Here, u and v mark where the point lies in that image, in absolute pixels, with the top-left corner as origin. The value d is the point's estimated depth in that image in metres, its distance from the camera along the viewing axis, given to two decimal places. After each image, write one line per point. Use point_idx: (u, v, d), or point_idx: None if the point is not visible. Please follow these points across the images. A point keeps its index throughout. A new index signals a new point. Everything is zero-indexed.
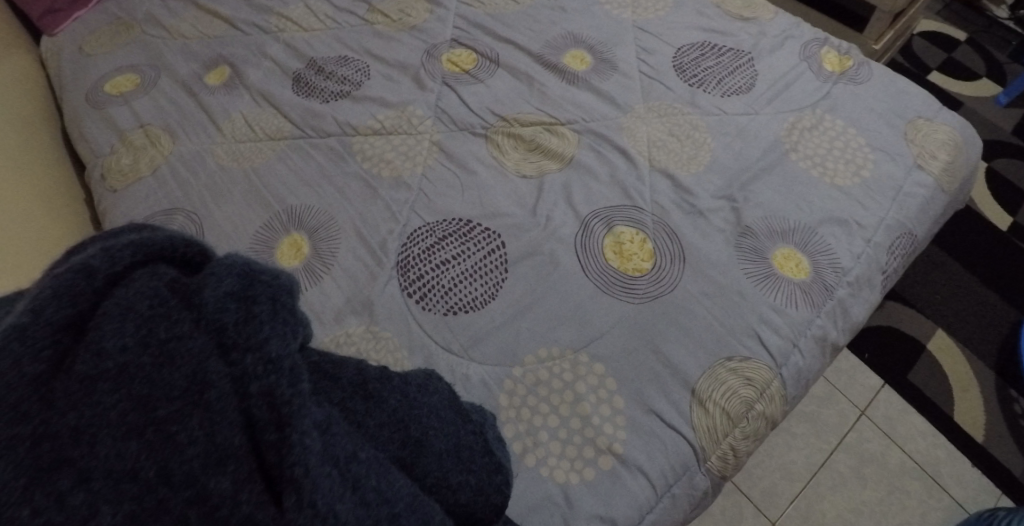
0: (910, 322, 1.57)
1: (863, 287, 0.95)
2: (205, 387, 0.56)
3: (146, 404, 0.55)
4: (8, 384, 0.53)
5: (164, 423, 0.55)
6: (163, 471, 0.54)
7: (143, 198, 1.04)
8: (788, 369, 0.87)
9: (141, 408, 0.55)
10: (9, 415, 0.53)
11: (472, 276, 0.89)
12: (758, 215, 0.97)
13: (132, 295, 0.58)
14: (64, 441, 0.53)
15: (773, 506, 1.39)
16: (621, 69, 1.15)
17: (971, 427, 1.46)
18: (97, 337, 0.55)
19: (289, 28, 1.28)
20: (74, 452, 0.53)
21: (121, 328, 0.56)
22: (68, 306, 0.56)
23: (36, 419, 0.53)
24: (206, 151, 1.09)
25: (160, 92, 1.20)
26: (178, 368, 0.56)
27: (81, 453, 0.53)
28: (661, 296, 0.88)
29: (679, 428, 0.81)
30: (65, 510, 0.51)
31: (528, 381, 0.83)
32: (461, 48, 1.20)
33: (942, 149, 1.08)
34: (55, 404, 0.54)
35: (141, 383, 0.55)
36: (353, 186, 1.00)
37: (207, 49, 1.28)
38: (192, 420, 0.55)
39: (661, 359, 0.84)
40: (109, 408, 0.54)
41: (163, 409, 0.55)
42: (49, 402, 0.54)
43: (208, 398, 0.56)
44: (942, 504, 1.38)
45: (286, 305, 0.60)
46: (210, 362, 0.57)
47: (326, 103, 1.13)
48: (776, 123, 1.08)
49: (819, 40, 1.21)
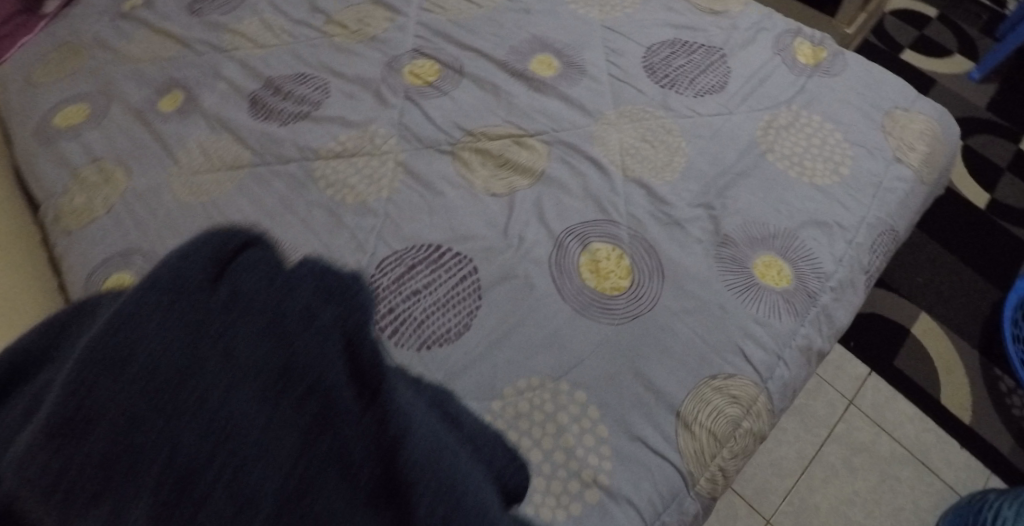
0: (893, 307, 1.56)
1: (847, 290, 0.92)
2: (318, 319, 0.58)
3: (275, 328, 0.57)
4: (153, 302, 0.55)
5: (290, 339, 0.56)
6: (295, 377, 0.56)
7: (99, 239, 1.01)
8: (774, 383, 0.85)
9: (271, 329, 0.57)
10: (158, 321, 0.54)
11: (444, 306, 0.87)
12: (736, 223, 0.94)
13: (255, 258, 0.60)
14: (156, 404, 0.52)
15: (766, 504, 1.36)
16: (589, 73, 1.11)
17: (959, 409, 1.45)
18: (233, 278, 0.58)
19: (244, 46, 1.23)
20: (211, 365, 0.54)
21: (251, 275, 0.59)
22: (207, 260, 0.58)
23: (182, 329, 0.55)
24: (162, 185, 1.05)
25: (112, 122, 1.15)
26: (297, 302, 0.58)
27: (216, 366, 0.54)
28: (641, 314, 0.86)
29: (664, 453, 0.79)
30: (205, 411, 0.52)
31: (508, 415, 0.80)
32: (423, 58, 1.16)
33: (920, 140, 1.06)
34: (195, 321, 0.55)
35: (267, 311, 0.57)
36: (317, 216, 0.97)
37: (158, 72, 1.22)
38: (292, 369, 0.56)
39: (642, 382, 0.82)
40: (213, 353, 0.55)
41: (290, 330, 0.57)
42: (192, 318, 0.55)
43: (322, 325, 0.58)
44: (933, 489, 1.37)
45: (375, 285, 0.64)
46: (320, 303, 0.59)
47: (285, 126, 1.09)
48: (751, 123, 1.05)
49: (792, 31, 1.17)
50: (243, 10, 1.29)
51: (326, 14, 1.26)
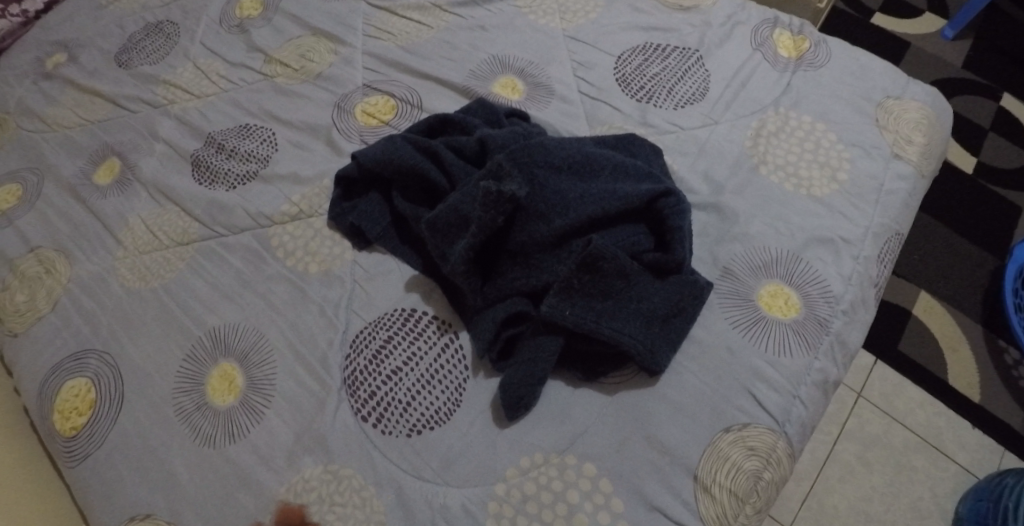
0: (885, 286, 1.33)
1: (860, 310, 0.85)
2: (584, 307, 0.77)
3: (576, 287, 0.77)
4: (598, 217, 0.79)
5: (587, 288, 0.77)
6: (569, 297, 0.77)
7: (48, 342, 0.93)
8: (792, 425, 0.79)
9: (581, 282, 0.77)
10: (609, 197, 0.80)
11: (428, 382, 0.81)
12: (735, 251, 0.86)
13: (644, 274, 0.78)
14: (554, 168, 0.82)
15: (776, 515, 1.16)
16: (558, 93, 1.00)
17: (965, 386, 1.24)
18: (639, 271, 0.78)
19: (179, 98, 1.11)
20: (576, 240, 0.79)
21: (646, 277, 0.78)
22: (624, 245, 0.79)
23: (583, 190, 0.81)
24: (109, 272, 0.97)
25: (46, 203, 1.05)
26: (619, 298, 0.77)
27: (563, 263, 0.79)
28: (637, 389, 0.78)
29: (686, 522, 0.74)
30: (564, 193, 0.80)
31: (514, 499, 0.75)
32: (377, 94, 1.04)
33: (917, 130, 0.95)
34: (579, 240, 0.79)
35: (591, 285, 0.77)
36: (280, 290, 0.89)
37: (91, 139, 1.11)
38: (576, 294, 0.77)
39: (654, 445, 0.76)
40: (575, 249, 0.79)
41: (588, 290, 0.77)
42: (579, 230, 0.79)
43: (591, 313, 0.76)
44: (950, 474, 1.17)
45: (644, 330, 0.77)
46: (613, 308, 0.77)
47: (233, 190, 0.99)
48: (738, 131, 0.95)
49: (769, 20, 1.05)
50: (174, 56, 1.16)
51: (264, 52, 1.13)
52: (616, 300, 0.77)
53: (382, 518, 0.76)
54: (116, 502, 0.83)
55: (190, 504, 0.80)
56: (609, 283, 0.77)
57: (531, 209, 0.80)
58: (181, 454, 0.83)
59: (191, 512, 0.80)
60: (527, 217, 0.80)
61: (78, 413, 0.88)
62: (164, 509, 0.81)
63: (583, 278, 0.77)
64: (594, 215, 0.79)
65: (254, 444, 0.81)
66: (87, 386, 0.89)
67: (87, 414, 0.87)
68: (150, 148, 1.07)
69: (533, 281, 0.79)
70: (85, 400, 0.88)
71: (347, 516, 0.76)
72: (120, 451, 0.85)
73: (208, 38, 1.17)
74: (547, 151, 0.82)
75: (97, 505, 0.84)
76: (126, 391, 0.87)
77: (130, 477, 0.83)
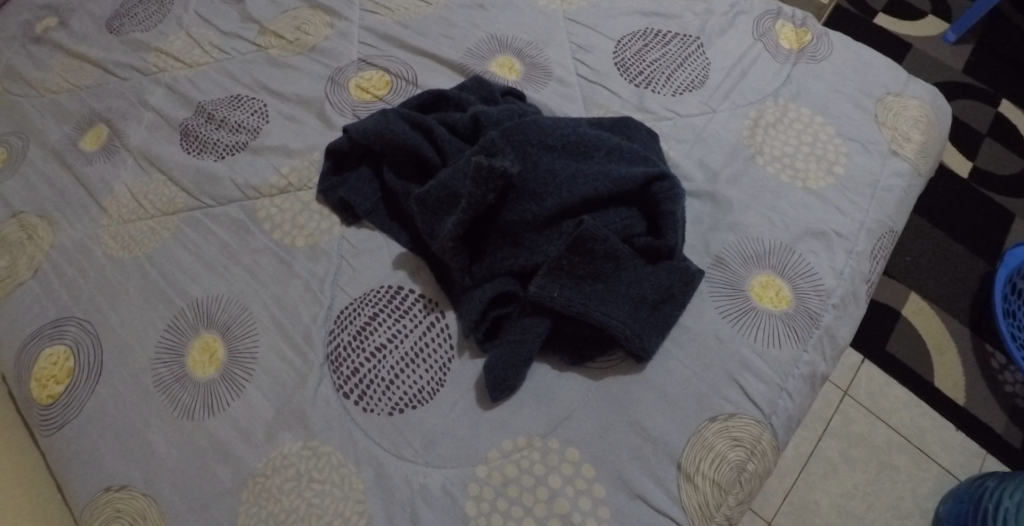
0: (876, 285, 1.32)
1: (850, 305, 0.84)
2: (572, 288, 0.76)
3: (565, 269, 0.76)
4: (591, 198, 0.78)
5: (576, 270, 0.76)
6: (558, 278, 0.76)
7: (27, 308, 0.91)
8: (778, 417, 0.78)
9: (570, 264, 0.76)
10: (604, 179, 0.79)
11: (412, 360, 0.80)
12: (728, 241, 0.85)
13: (635, 258, 0.77)
14: (549, 147, 0.81)
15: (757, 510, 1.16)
16: (556, 74, 0.99)
17: (950, 389, 1.22)
18: (629, 254, 0.77)
19: (171, 66, 1.09)
20: (568, 220, 0.78)
21: (637, 261, 0.77)
22: (616, 228, 0.78)
23: (577, 170, 0.80)
24: (92, 239, 0.95)
25: (31, 167, 1.03)
26: (608, 281, 0.76)
27: (553, 243, 0.78)
28: (623, 374, 0.77)
29: (668, 510, 0.73)
30: (558, 173, 0.79)
31: (496, 482, 0.74)
32: (372, 69, 1.02)
33: (915, 127, 0.94)
34: (570, 221, 0.78)
35: (581, 266, 0.76)
36: (265, 263, 0.88)
37: (78, 104, 1.09)
38: (564, 276, 0.76)
39: (639, 432, 0.75)
40: (566, 229, 0.78)
41: (577, 271, 0.76)
42: (571, 211, 0.78)
43: (580, 295, 0.75)
44: (931, 475, 1.16)
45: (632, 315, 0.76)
46: (602, 291, 0.76)
47: (221, 160, 0.97)
48: (736, 121, 0.94)
49: (772, 11, 1.03)
50: (166, 24, 1.14)
51: (259, 23, 1.10)
52: (606, 283, 0.76)
53: (360, 496, 0.75)
54: (91, 472, 0.82)
55: (166, 476, 0.79)
56: (600, 265, 0.76)
57: (523, 188, 0.79)
58: (160, 425, 0.81)
59: (166, 484, 0.79)
60: (519, 195, 0.79)
61: (55, 381, 0.86)
62: (139, 480, 0.80)
63: (573, 259, 0.76)
64: (587, 195, 0.78)
65: (234, 417, 0.80)
66: (65, 353, 0.87)
67: (65, 382, 0.86)
68: (139, 116, 1.05)
69: (522, 260, 0.78)
70: (63, 367, 0.87)
71: (324, 494, 0.75)
72: (96, 420, 0.83)
73: (203, 7, 1.15)
74: (543, 130, 0.81)
75: (71, 474, 0.83)
76: (105, 360, 0.86)
77: (106, 447, 0.82)
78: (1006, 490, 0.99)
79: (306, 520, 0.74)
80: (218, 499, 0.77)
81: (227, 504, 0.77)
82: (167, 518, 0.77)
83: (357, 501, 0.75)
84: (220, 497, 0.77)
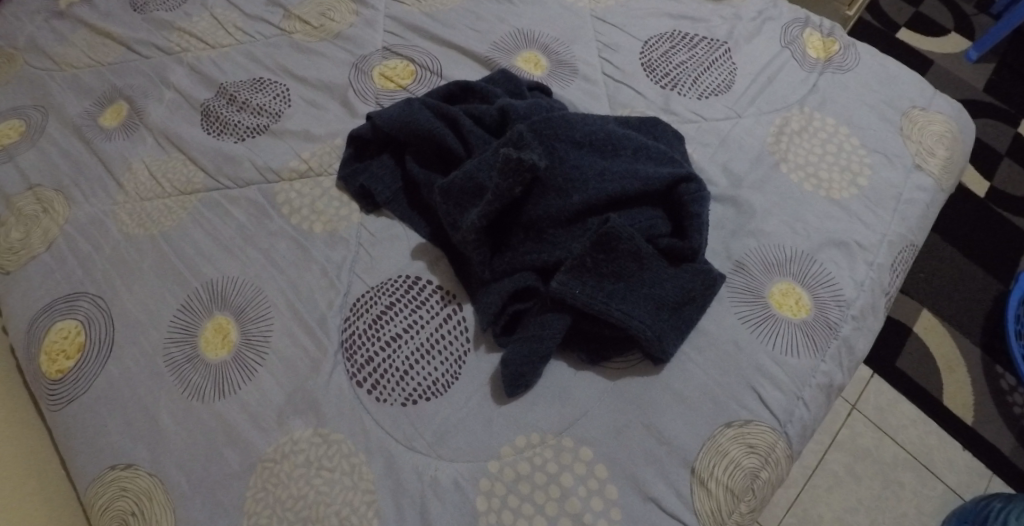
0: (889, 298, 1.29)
1: (869, 318, 0.83)
2: (592, 286, 0.75)
3: (587, 265, 0.75)
4: (616, 197, 0.78)
5: (599, 266, 0.75)
6: (579, 273, 0.75)
7: (40, 282, 0.91)
8: (794, 425, 0.77)
9: (592, 260, 0.75)
10: (631, 180, 0.78)
11: (427, 351, 0.79)
12: (749, 246, 0.84)
13: (657, 259, 0.77)
14: (577, 143, 0.81)
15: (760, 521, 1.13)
16: (582, 72, 0.98)
17: (959, 407, 1.20)
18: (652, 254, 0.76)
19: (194, 47, 1.08)
20: (592, 216, 0.78)
21: (659, 263, 0.77)
22: (641, 228, 0.78)
23: (602, 167, 0.79)
24: (109, 216, 0.94)
25: (49, 140, 1.02)
26: (629, 281, 0.76)
27: (577, 240, 0.78)
28: (643, 374, 0.77)
29: (680, 514, 0.72)
30: (585, 169, 0.79)
31: (507, 478, 0.73)
32: (396, 58, 1.02)
33: (940, 143, 0.93)
34: (595, 217, 0.78)
35: (603, 262, 0.75)
36: (282, 247, 0.88)
37: (100, 82, 1.08)
38: (586, 271, 0.75)
39: (653, 435, 0.74)
40: (590, 225, 0.78)
41: (600, 267, 0.75)
42: (595, 207, 0.78)
43: (602, 294, 0.75)
44: (937, 493, 1.13)
45: (652, 316, 0.75)
46: (623, 290, 0.75)
47: (242, 142, 0.97)
48: (761, 127, 0.93)
49: (801, 20, 1.02)
50: (191, 4, 1.13)
51: (284, 7, 1.10)
52: (628, 283, 0.76)
53: (369, 486, 0.74)
54: (97, 450, 0.81)
55: (174, 457, 0.78)
56: (623, 265, 0.76)
57: (549, 182, 0.79)
58: (170, 405, 0.81)
59: (173, 464, 0.78)
60: (544, 190, 0.79)
61: (65, 356, 0.85)
62: (147, 461, 0.79)
63: (597, 257, 0.75)
64: (613, 192, 0.78)
65: (245, 400, 0.80)
66: (77, 328, 0.87)
67: (75, 358, 0.85)
68: (161, 94, 1.04)
69: (545, 256, 0.78)
70: (73, 342, 0.86)
71: (334, 482, 0.74)
72: (105, 398, 0.83)
73: None
74: (570, 124, 0.81)
75: (78, 452, 0.82)
76: (117, 337, 0.85)
77: (115, 426, 0.81)
78: (1012, 512, 0.97)
79: (314, 508, 0.74)
80: (225, 482, 0.76)
81: (234, 488, 0.76)
82: (172, 500, 0.77)
83: (366, 491, 0.74)
84: (228, 480, 0.76)
